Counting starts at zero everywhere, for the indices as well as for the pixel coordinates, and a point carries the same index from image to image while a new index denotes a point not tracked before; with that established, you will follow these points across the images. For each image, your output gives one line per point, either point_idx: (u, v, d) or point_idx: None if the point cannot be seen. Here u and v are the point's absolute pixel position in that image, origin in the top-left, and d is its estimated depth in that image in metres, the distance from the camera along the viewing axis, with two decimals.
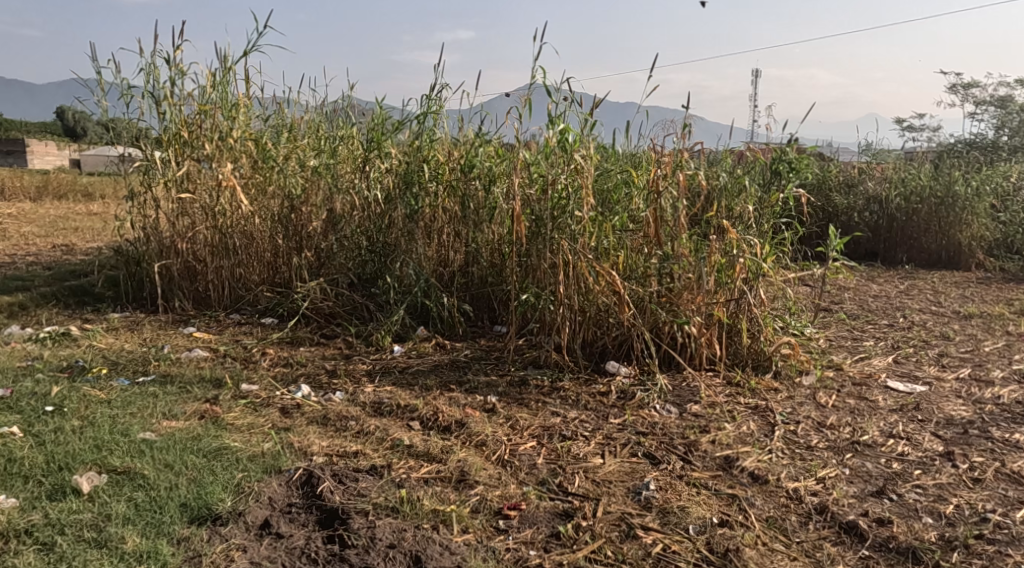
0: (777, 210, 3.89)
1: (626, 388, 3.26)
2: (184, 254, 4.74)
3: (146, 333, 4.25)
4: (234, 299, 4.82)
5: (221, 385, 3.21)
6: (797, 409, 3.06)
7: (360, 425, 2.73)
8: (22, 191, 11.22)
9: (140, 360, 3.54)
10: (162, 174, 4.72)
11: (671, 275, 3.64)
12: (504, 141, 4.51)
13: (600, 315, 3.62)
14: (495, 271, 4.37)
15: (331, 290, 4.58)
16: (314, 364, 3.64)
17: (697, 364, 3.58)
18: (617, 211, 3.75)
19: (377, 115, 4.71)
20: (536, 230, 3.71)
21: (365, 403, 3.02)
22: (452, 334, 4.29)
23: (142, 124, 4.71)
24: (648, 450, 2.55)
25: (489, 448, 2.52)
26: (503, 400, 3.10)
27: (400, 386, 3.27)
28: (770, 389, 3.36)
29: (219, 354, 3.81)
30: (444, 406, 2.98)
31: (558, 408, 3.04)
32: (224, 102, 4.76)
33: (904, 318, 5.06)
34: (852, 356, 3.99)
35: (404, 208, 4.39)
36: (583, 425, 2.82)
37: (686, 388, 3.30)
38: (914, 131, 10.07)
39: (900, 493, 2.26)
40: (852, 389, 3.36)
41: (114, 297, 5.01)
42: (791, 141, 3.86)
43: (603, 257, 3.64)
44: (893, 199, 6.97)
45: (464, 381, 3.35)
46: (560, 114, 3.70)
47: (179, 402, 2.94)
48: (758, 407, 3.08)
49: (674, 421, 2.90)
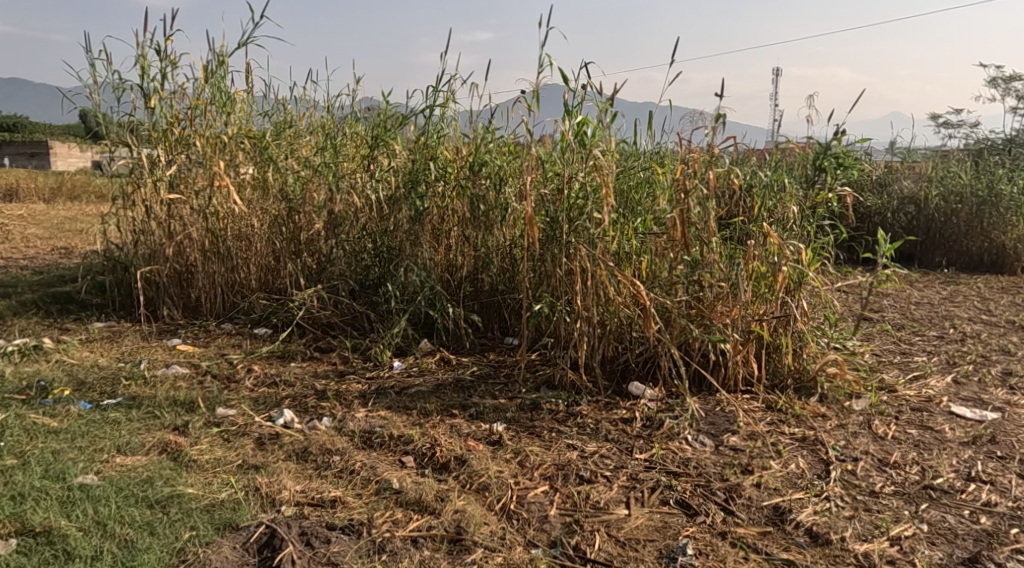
0: (821, 212, 3.47)
1: (652, 414, 2.86)
2: (172, 259, 4.39)
3: (126, 346, 3.91)
4: (228, 307, 4.47)
5: (194, 410, 2.85)
6: (852, 441, 2.64)
7: (344, 463, 2.36)
8: (33, 191, 11.00)
9: (109, 379, 3.19)
10: (151, 173, 4.37)
11: (700, 284, 3.24)
12: (518, 138, 4.08)
13: (622, 328, 3.23)
14: (506, 279, 3.96)
15: (329, 298, 4.20)
16: (302, 383, 3.26)
17: (732, 386, 3.18)
18: (639, 213, 3.38)
19: (382, 112, 4.27)
20: (551, 234, 3.34)
21: (353, 432, 2.64)
22: (459, 348, 3.90)
23: (132, 118, 4.37)
24: (682, 497, 2.16)
25: (493, 494, 2.14)
26: (512, 430, 2.71)
27: (396, 411, 2.89)
28: (818, 415, 2.95)
29: (201, 370, 3.45)
30: (445, 437, 2.59)
31: (575, 439, 2.64)
32: (219, 97, 4.40)
33: (954, 329, 4.60)
34: (906, 375, 3.55)
35: (408, 209, 4.02)
36: (603, 462, 2.44)
37: (722, 415, 2.89)
38: (951, 126, 9.53)
39: (999, 562, 1.87)
40: (912, 416, 2.94)
41: (100, 305, 4.68)
42: (838, 135, 3.42)
43: (624, 262, 3.30)
44: (932, 199, 6.48)
45: (469, 405, 2.96)
46: (578, 104, 3.30)
47: (142, 431, 2.57)
48: (805, 440, 2.67)
49: (709, 456, 2.50)
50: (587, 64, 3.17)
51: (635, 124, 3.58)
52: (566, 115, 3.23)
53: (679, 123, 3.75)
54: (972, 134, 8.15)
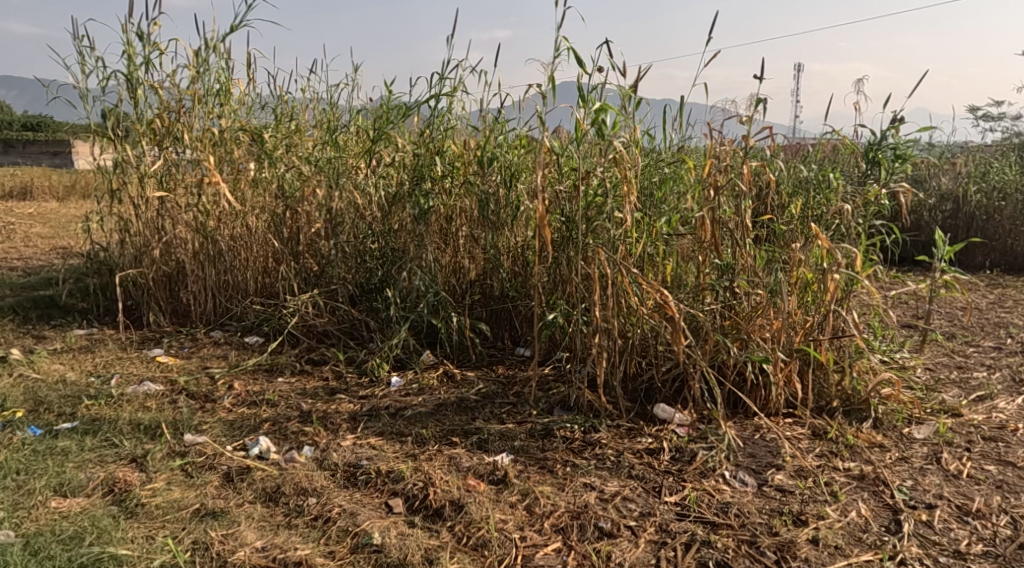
0: (875, 210, 3.06)
1: (683, 444, 2.48)
2: (160, 261, 4.05)
3: (102, 356, 3.57)
4: (219, 313, 4.12)
5: (160, 435, 2.48)
6: (922, 481, 2.26)
7: (320, 509, 2.02)
8: (48, 191, 10.73)
9: (71, 397, 2.83)
10: (137, 169, 3.99)
11: (735, 292, 2.87)
12: (531, 133, 3.67)
13: (647, 341, 2.83)
14: (518, 283, 3.58)
15: (326, 305, 3.84)
16: (287, 403, 2.90)
17: (772, 410, 2.78)
18: (664, 211, 2.97)
19: (385, 104, 3.82)
20: (567, 234, 3.00)
21: (336, 466, 2.28)
22: (464, 360, 3.53)
23: (116, 109, 3.99)
24: (722, 558, 1.89)
25: (494, 554, 1.88)
26: (521, 463, 2.35)
27: (388, 439, 2.52)
28: (874, 446, 2.55)
29: (177, 387, 3.10)
30: (440, 473, 2.23)
31: (593, 477, 2.27)
32: (213, 89, 4.03)
33: (1012, 339, 4.15)
34: (969, 395, 3.13)
35: (412, 208, 3.63)
36: (626, 507, 2.09)
37: (763, 445, 2.50)
38: (990, 120, 8.94)
39: None
40: (987, 448, 2.54)
41: (82, 310, 4.35)
42: (895, 124, 3.01)
43: (647, 267, 2.91)
44: (973, 195, 5.99)
45: (472, 431, 2.59)
46: (594, 89, 2.89)
47: (93, 464, 2.22)
48: (864, 478, 2.29)
49: (752, 500, 2.13)
50: (608, 42, 2.78)
51: (663, 111, 3.12)
52: (582, 102, 2.82)
53: (709, 112, 3.33)
54: (1009, 126, 7.64)
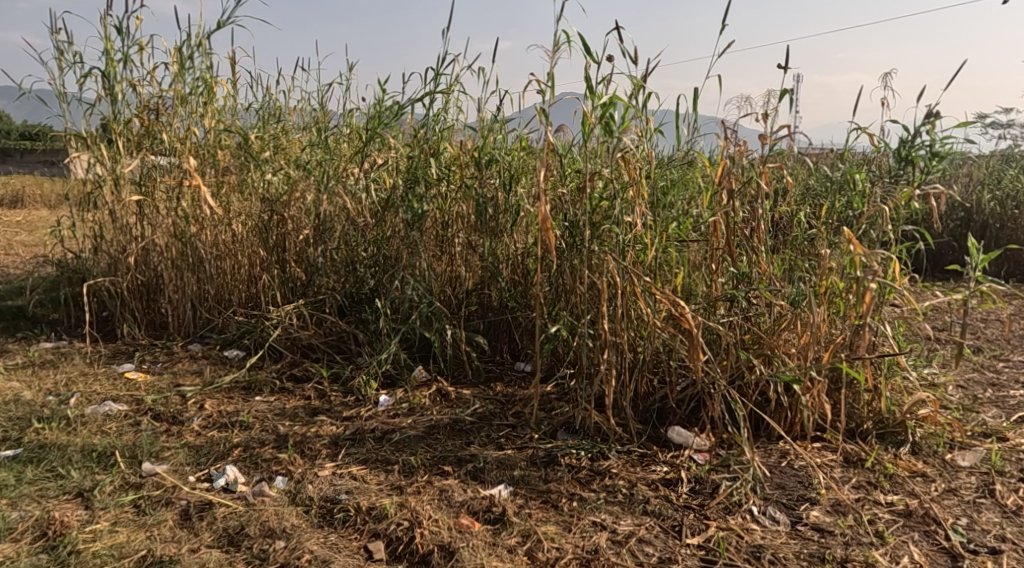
0: (908, 212, 2.79)
1: (704, 473, 2.20)
2: (135, 270, 3.76)
3: (67, 372, 3.30)
4: (199, 325, 3.81)
5: (113, 465, 2.20)
6: (977, 519, 2.02)
7: (288, 556, 1.79)
8: (39, 199, 10.48)
9: (21, 419, 2.56)
10: (112, 171, 3.69)
11: (757, 305, 2.61)
12: (532, 137, 3.41)
13: (659, 357, 2.55)
14: (517, 292, 3.30)
15: (311, 317, 3.55)
16: (262, 426, 2.62)
17: (799, 434, 2.50)
18: (676, 214, 2.71)
19: (376, 103, 3.53)
20: (571, 241, 2.72)
21: (310, 501, 2.01)
22: (459, 376, 3.25)
23: (94, 109, 3.72)
24: None
25: None
26: (521, 497, 2.09)
27: (373, 467, 2.25)
28: (916, 474, 2.28)
29: (142, 407, 2.82)
30: (429, 510, 1.97)
31: (604, 514, 2.01)
32: (198, 89, 3.74)
33: None
34: (1009, 416, 2.85)
35: (405, 212, 3.34)
36: (643, 553, 1.86)
37: (792, 474, 2.21)
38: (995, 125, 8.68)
39: None
40: None
41: (52, 322, 4.05)
42: (929, 121, 2.74)
43: (658, 276, 2.63)
44: (988, 202, 5.72)
45: (467, 458, 2.31)
46: (603, 81, 2.61)
47: (30, 503, 1.96)
48: (911, 514, 2.04)
49: (787, 543, 1.91)
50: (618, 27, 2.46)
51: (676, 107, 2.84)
52: (589, 94, 2.54)
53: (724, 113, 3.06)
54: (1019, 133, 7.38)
